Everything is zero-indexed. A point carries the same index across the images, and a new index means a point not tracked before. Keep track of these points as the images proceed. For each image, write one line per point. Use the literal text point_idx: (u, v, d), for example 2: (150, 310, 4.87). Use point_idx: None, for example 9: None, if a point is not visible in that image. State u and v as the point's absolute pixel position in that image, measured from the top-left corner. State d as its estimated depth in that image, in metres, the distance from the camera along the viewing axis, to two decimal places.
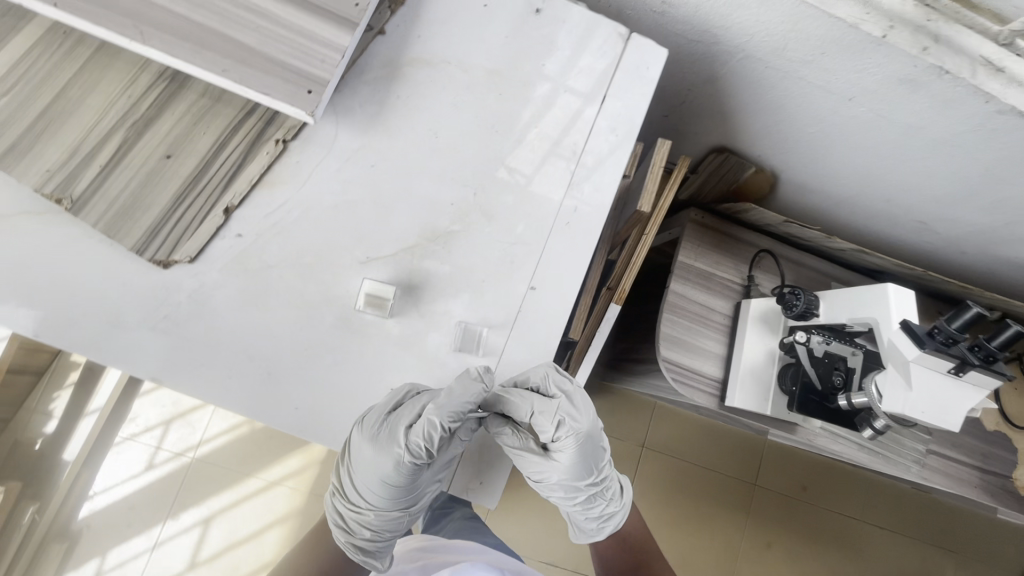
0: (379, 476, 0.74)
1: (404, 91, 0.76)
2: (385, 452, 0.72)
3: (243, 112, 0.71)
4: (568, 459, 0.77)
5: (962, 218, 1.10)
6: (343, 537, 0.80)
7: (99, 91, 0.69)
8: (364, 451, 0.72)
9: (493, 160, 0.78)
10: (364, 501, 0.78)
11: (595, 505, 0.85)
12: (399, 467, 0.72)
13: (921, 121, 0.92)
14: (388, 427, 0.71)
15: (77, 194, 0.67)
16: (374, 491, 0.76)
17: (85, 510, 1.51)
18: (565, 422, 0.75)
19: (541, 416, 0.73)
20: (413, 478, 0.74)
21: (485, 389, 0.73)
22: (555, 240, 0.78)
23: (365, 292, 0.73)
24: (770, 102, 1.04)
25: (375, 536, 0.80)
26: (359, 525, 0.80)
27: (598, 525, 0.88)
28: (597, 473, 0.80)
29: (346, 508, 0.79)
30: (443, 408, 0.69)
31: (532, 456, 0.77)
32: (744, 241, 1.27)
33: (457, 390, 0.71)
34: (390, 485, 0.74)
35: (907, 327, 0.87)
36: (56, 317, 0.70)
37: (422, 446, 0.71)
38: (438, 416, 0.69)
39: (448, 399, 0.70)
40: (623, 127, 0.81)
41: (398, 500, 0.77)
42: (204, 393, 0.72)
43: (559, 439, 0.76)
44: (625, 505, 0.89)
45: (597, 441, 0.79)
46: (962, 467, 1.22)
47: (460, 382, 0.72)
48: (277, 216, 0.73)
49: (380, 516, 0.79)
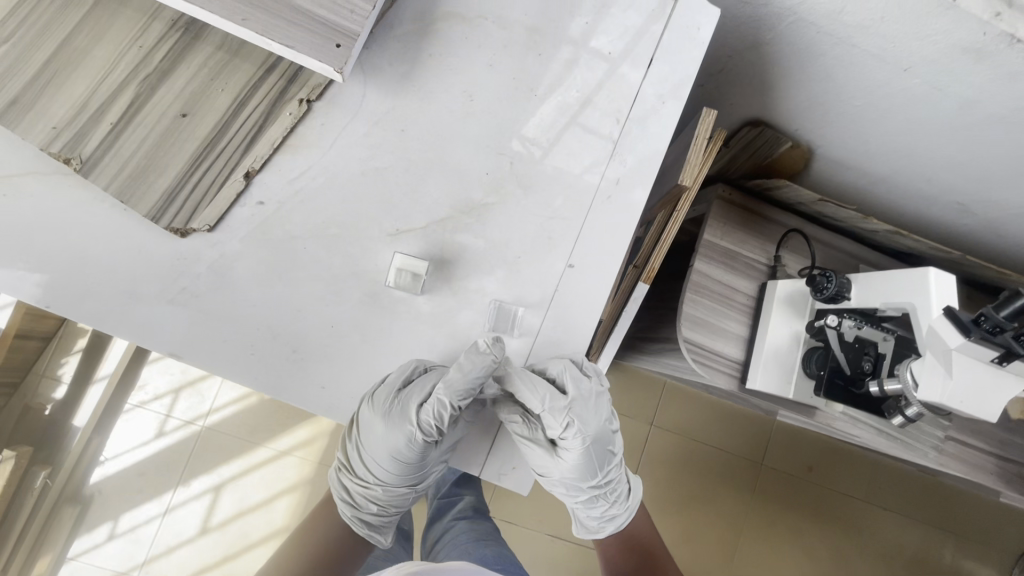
0: (390, 452, 0.72)
1: (438, 48, 0.71)
2: (397, 429, 0.70)
3: (263, 69, 0.66)
4: (574, 459, 0.75)
5: (1010, 203, 1.04)
6: (350, 512, 0.78)
7: (106, 40, 0.63)
8: (375, 427, 0.70)
9: (529, 128, 0.73)
10: (372, 476, 0.76)
11: (597, 505, 0.84)
12: (411, 443, 0.71)
13: (982, 95, 0.85)
14: (399, 405, 0.68)
15: (87, 153, 0.62)
16: (385, 467, 0.74)
17: (96, 475, 1.51)
18: (573, 423, 0.72)
19: (551, 414, 0.70)
20: (423, 455, 0.73)
21: (496, 361, 0.67)
22: (596, 215, 0.74)
23: (396, 266, 0.69)
24: (816, 72, 0.97)
25: (382, 510, 0.79)
26: (366, 500, 0.78)
27: (599, 522, 0.87)
28: (600, 475, 0.79)
29: (353, 482, 0.77)
30: (453, 388, 0.66)
31: (537, 452, 0.73)
32: (771, 219, 1.20)
33: (466, 366, 0.66)
34: (400, 460, 0.73)
35: (949, 312, 0.77)
36: (63, 287, 0.66)
37: (433, 425, 0.69)
38: (448, 396, 0.66)
39: (458, 378, 0.66)
40: (670, 95, 0.75)
41: (407, 476, 0.76)
42: (221, 369, 0.69)
43: (566, 438, 0.74)
44: (631, 506, 0.87)
45: (604, 444, 0.77)
46: (982, 455, 1.19)
47: (467, 357, 0.66)
48: (300, 182, 0.69)
49: (388, 492, 0.77)
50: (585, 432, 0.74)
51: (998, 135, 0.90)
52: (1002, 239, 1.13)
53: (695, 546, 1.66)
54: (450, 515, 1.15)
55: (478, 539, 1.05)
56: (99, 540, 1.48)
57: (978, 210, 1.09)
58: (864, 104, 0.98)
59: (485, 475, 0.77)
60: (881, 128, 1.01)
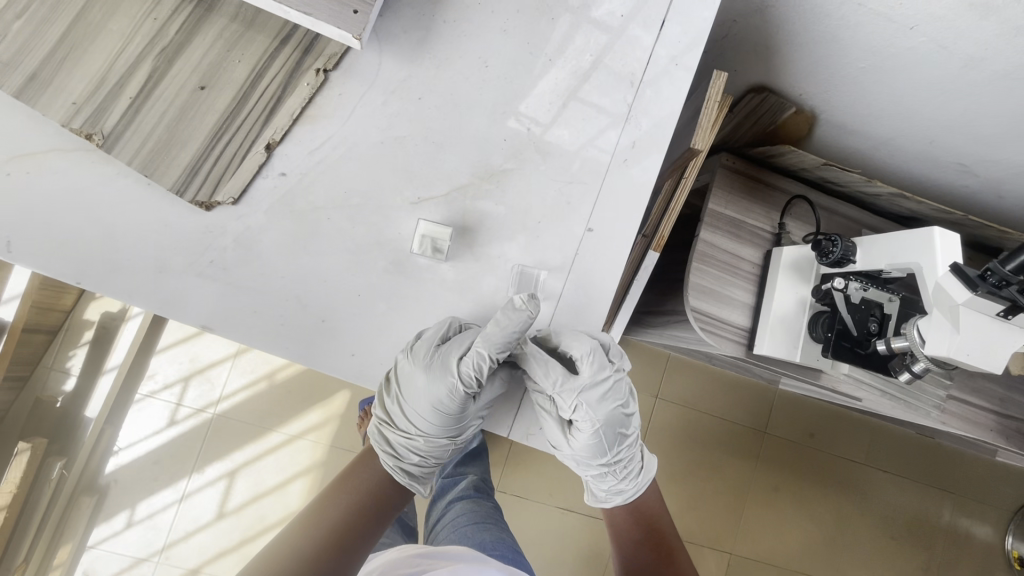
0: (432, 404, 0.74)
1: (452, 13, 0.72)
2: (438, 381, 0.72)
3: (278, 41, 0.67)
4: (584, 439, 0.77)
5: (1011, 162, 1.04)
6: (392, 462, 0.81)
7: (121, 13, 0.65)
8: (417, 379, 0.72)
9: (543, 93, 0.74)
10: (414, 428, 0.78)
11: (608, 480, 0.85)
12: (452, 395, 0.73)
13: (985, 51, 0.86)
14: (440, 356, 0.71)
15: (109, 128, 0.64)
16: (426, 419, 0.76)
17: (112, 465, 1.51)
18: (583, 407, 0.74)
19: (561, 395, 0.73)
20: (463, 407, 0.74)
21: (532, 317, 0.68)
22: (613, 179, 0.76)
23: (421, 233, 0.72)
24: (822, 34, 0.97)
25: (423, 461, 0.81)
26: (408, 450, 0.81)
27: (607, 494, 0.87)
28: (608, 457, 0.80)
29: (395, 435, 0.79)
30: (492, 341, 0.69)
31: (550, 424, 0.77)
32: (774, 186, 1.20)
33: (504, 321, 0.68)
34: (441, 413, 0.75)
35: (956, 270, 0.79)
36: (95, 263, 0.69)
37: (473, 376, 0.71)
38: (487, 348, 0.69)
39: (494, 333, 0.68)
40: (682, 56, 0.75)
41: (448, 429, 0.77)
42: (251, 340, 0.73)
43: (577, 420, 0.76)
44: (642, 483, 0.87)
45: (615, 429, 0.78)
46: (981, 410, 1.21)
47: (505, 314, 0.68)
48: (321, 151, 0.71)
49: (429, 444, 0.79)
50: (596, 417, 0.75)
51: (1001, 91, 0.91)
52: (1002, 198, 1.14)
53: (701, 511, 1.71)
54: (455, 492, 1.17)
55: (478, 522, 1.05)
56: (118, 528, 1.49)
57: (979, 170, 1.09)
58: (868, 66, 0.98)
59: (513, 436, 0.82)
60: (886, 90, 1.01)
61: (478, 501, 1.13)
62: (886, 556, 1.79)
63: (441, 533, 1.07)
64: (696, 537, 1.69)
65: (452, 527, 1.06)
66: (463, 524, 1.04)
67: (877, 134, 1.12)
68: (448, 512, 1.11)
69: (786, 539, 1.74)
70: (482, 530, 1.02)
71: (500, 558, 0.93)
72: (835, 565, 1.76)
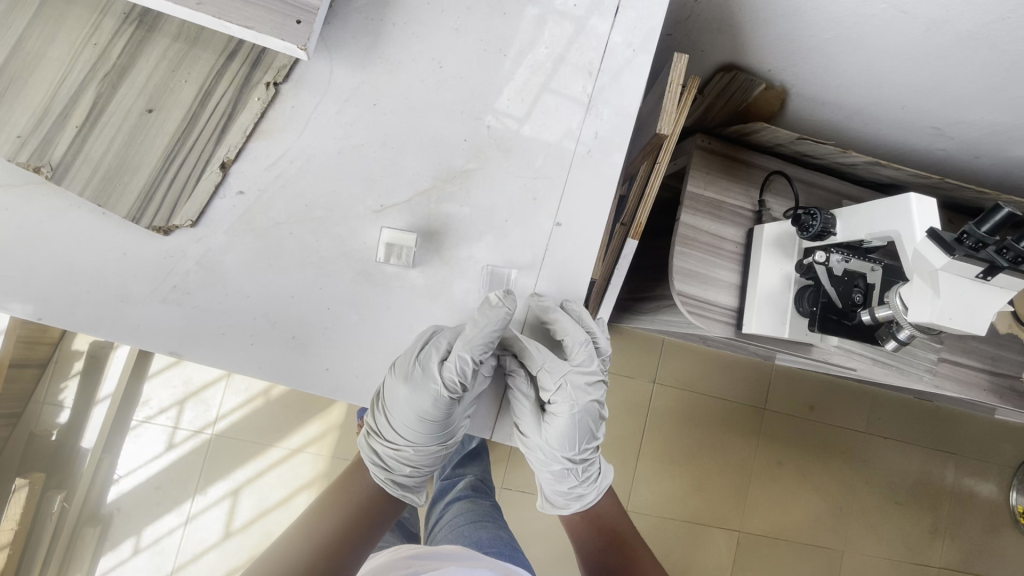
0: (418, 413, 0.73)
1: (401, 16, 0.71)
2: (421, 390, 0.71)
3: (224, 56, 0.67)
4: (559, 424, 0.76)
5: (981, 120, 1.04)
6: (383, 474, 0.79)
7: (60, 40, 0.64)
8: (399, 389, 0.71)
9: (502, 90, 0.73)
10: (402, 438, 0.77)
11: (569, 481, 0.81)
12: (436, 403, 0.72)
13: (947, 13, 0.85)
14: (422, 365, 0.70)
15: (56, 159, 0.64)
16: (413, 428, 0.74)
17: (113, 493, 1.50)
18: (567, 385, 0.74)
19: (547, 371, 0.74)
20: (450, 412, 0.73)
21: (509, 314, 0.69)
22: (577, 172, 0.75)
23: (384, 242, 0.71)
24: (782, 8, 0.95)
25: (414, 471, 0.80)
26: (398, 462, 0.79)
27: (566, 500, 0.85)
28: (575, 452, 0.78)
29: (382, 446, 0.78)
30: (473, 343, 0.69)
31: (524, 408, 0.76)
32: (752, 164, 1.19)
33: (481, 320, 0.69)
34: (428, 421, 0.74)
35: (933, 234, 0.78)
36: (55, 297, 0.68)
37: (457, 382, 0.70)
38: (468, 351, 0.69)
39: (474, 333, 0.69)
40: (640, 44, 0.75)
41: (437, 436, 0.76)
42: (222, 362, 0.72)
43: (555, 401, 0.75)
44: (600, 485, 0.86)
45: (591, 421, 0.77)
46: (974, 371, 1.21)
47: (482, 312, 0.69)
48: (279, 167, 0.71)
49: (419, 453, 0.78)
50: (576, 400, 0.75)
51: (966, 52, 0.91)
52: (978, 157, 1.14)
53: (708, 491, 1.71)
54: (454, 492, 1.17)
55: (477, 520, 1.05)
56: (125, 556, 1.48)
57: (953, 132, 1.09)
58: (833, 36, 0.96)
59: (496, 437, 0.81)
60: (853, 59, 0.99)
61: (477, 500, 1.13)
62: (890, 519, 1.80)
63: (440, 533, 1.07)
64: (703, 518, 1.70)
65: (451, 526, 1.06)
66: (461, 527, 1.04)
67: (848, 104, 1.11)
68: (446, 513, 1.11)
69: (795, 513, 1.75)
70: (480, 527, 1.02)
71: (496, 555, 0.93)
72: (841, 532, 1.77)
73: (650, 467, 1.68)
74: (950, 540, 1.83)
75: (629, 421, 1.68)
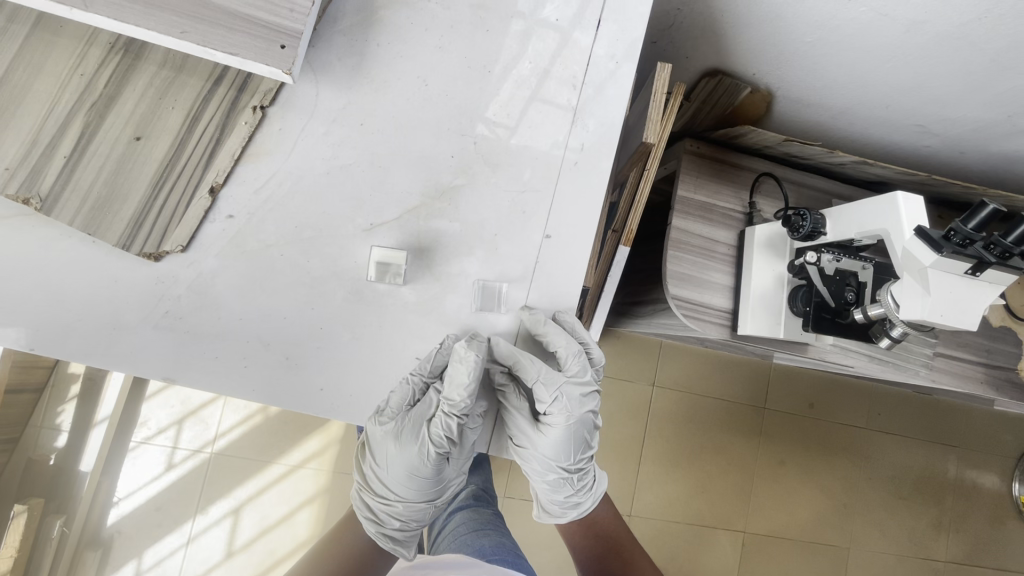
0: (409, 469, 0.74)
1: (384, 36, 0.72)
2: (409, 445, 0.73)
3: (210, 82, 0.68)
4: (556, 435, 0.75)
5: (965, 117, 1.05)
6: (374, 528, 0.77)
7: (46, 72, 0.65)
8: (389, 445, 0.73)
9: (488, 105, 0.74)
10: (393, 492, 0.75)
11: (563, 490, 0.81)
12: (425, 457, 0.73)
13: (924, 15, 0.86)
14: (412, 422, 0.73)
15: (45, 191, 0.64)
16: (404, 481, 0.74)
17: (113, 516, 1.49)
18: (563, 397, 0.75)
19: (542, 384, 0.73)
20: (439, 467, 0.74)
21: (477, 361, 0.69)
22: (565, 183, 0.76)
23: (374, 260, 0.72)
24: (763, 14, 0.96)
25: (406, 525, 0.78)
26: (389, 516, 0.77)
27: (562, 509, 0.84)
28: (570, 462, 0.78)
29: (372, 498, 0.76)
30: (454, 400, 0.71)
31: (520, 420, 0.76)
32: (741, 166, 1.19)
33: (457, 375, 0.70)
34: (418, 475, 0.74)
35: (921, 232, 0.79)
36: (47, 327, 0.68)
37: (443, 437, 0.72)
38: (451, 407, 0.71)
39: (453, 389, 0.71)
40: (623, 55, 0.76)
41: (428, 491, 0.75)
42: (215, 384, 0.72)
43: (551, 413, 0.75)
44: (596, 493, 0.85)
45: (585, 432, 0.78)
46: (970, 365, 1.21)
47: (456, 367, 0.70)
48: (268, 189, 0.71)
49: (409, 507, 0.76)
50: (571, 412, 0.76)
51: (946, 52, 0.92)
52: (964, 153, 1.15)
53: (711, 494, 1.70)
54: (456, 502, 1.16)
55: (479, 528, 1.05)
56: None
57: (938, 129, 1.10)
58: (815, 40, 0.97)
59: (493, 449, 0.81)
60: (836, 62, 1.01)
61: (479, 510, 1.12)
62: (894, 515, 1.80)
63: (442, 543, 1.07)
64: (707, 521, 1.69)
65: (454, 536, 1.05)
66: (463, 536, 1.03)
67: (833, 105, 1.12)
68: (448, 523, 1.11)
69: (798, 512, 1.75)
70: (482, 536, 1.02)
71: (500, 562, 0.93)
72: (846, 531, 1.77)
73: (653, 472, 1.68)
74: (954, 534, 1.83)
75: (631, 425, 1.67)
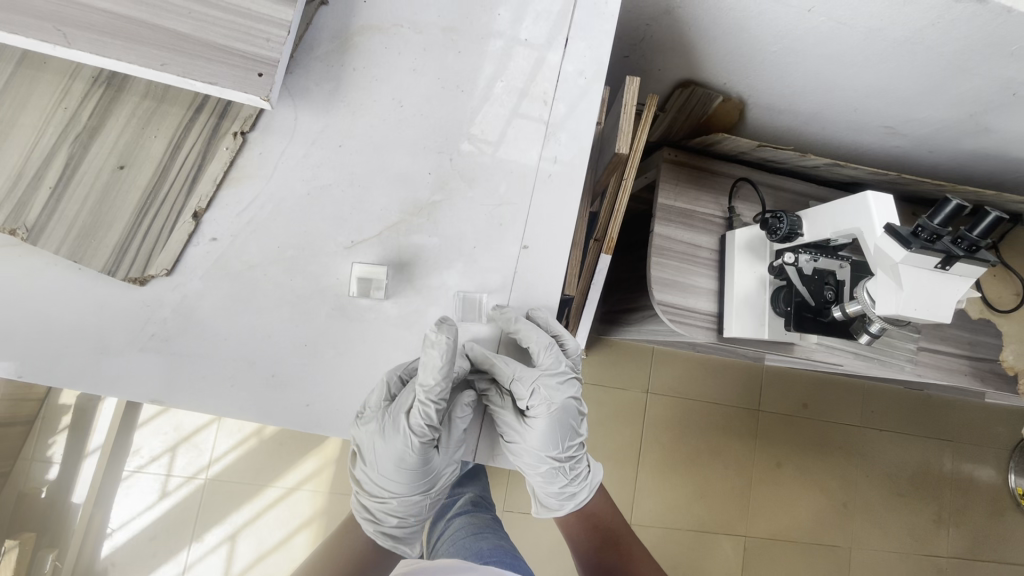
0: (398, 462, 0.73)
1: (359, 61, 0.75)
2: (393, 438, 0.73)
3: (192, 109, 0.70)
4: (541, 426, 0.76)
5: (928, 117, 1.09)
6: (373, 527, 0.78)
7: (31, 106, 0.67)
8: (374, 441, 0.73)
9: (464, 123, 0.77)
10: (386, 490, 0.76)
11: (557, 479, 0.81)
12: (412, 449, 0.73)
13: (882, 22, 0.89)
14: (391, 416, 0.72)
15: (32, 221, 0.66)
16: (394, 477, 0.74)
17: (106, 548, 1.47)
18: (540, 390, 0.75)
19: (518, 381, 0.75)
20: (428, 456, 0.74)
21: (450, 343, 0.69)
22: (540, 195, 0.78)
23: (357, 276, 0.73)
24: (726, 28, 0.99)
25: (404, 521, 0.78)
26: (386, 513, 0.77)
27: (559, 501, 0.84)
28: (559, 452, 0.79)
29: (367, 498, 0.77)
30: (428, 386, 0.70)
31: (506, 415, 0.77)
32: (718, 172, 1.22)
33: (428, 361, 0.69)
34: (406, 469, 0.74)
35: (891, 230, 0.81)
36: (34, 353, 0.69)
37: (424, 426, 0.71)
38: (426, 394, 0.70)
39: (426, 376, 0.70)
40: (590, 70, 0.79)
41: (419, 483, 0.75)
42: (204, 403, 0.73)
43: (533, 408, 0.76)
44: (591, 482, 0.86)
45: (572, 420, 0.79)
46: (953, 357, 1.24)
47: (427, 354, 0.69)
48: (250, 212, 0.73)
49: (404, 503, 0.76)
50: (552, 402, 0.76)
51: (904, 56, 0.95)
52: (932, 151, 1.19)
53: (710, 500, 1.71)
54: (454, 510, 1.16)
55: (476, 533, 1.05)
56: None
57: (905, 129, 1.14)
58: (779, 49, 1.01)
59: (478, 458, 0.82)
60: (801, 68, 1.04)
61: (478, 516, 1.12)
62: (893, 511, 1.81)
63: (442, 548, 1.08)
64: (707, 527, 1.69)
65: (452, 541, 1.06)
66: (460, 543, 1.04)
67: (801, 109, 1.16)
68: (447, 529, 1.11)
69: (797, 514, 1.75)
70: (480, 539, 1.03)
71: (498, 564, 0.93)
72: (846, 531, 1.77)
73: (650, 481, 1.68)
74: (953, 527, 1.84)
75: (627, 432, 1.68)
